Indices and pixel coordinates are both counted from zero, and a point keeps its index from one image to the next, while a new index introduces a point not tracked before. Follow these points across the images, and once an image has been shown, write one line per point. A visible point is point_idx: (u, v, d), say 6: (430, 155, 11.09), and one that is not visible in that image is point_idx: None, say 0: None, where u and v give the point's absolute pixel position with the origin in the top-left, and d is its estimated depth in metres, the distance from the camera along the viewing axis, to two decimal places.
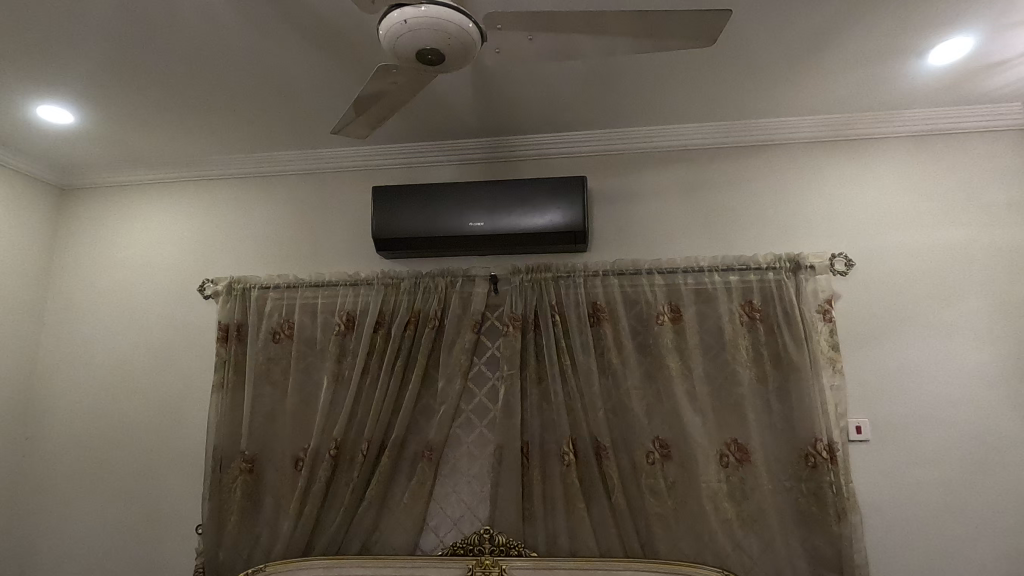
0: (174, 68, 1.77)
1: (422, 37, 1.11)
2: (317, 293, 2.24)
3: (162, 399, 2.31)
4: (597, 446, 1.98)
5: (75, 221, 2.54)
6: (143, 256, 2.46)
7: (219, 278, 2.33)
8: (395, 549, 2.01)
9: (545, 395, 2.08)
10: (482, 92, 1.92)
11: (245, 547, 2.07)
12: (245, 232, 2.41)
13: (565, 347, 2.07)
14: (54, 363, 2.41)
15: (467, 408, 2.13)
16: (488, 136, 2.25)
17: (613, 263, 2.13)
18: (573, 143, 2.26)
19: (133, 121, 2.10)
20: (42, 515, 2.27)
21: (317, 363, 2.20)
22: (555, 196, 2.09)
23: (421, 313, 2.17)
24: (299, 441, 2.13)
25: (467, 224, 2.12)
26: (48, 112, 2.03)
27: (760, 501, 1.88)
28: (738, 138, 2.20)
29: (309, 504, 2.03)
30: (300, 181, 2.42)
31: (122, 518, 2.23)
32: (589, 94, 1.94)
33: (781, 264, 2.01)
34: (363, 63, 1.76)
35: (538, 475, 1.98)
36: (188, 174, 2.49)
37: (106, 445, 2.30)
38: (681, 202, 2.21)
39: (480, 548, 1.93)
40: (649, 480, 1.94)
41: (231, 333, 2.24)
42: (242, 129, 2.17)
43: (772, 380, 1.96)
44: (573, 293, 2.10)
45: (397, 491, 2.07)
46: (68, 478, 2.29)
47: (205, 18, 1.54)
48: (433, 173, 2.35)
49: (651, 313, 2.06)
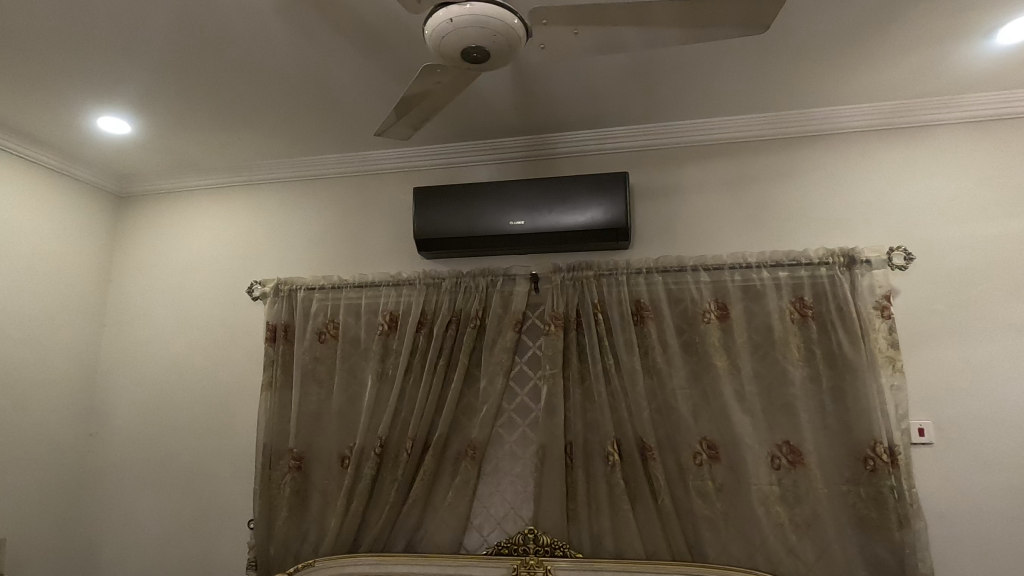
0: (224, 77, 1.83)
1: (467, 36, 1.11)
2: (361, 293, 2.28)
3: (214, 398, 2.38)
4: (642, 446, 1.95)
5: (132, 226, 2.66)
6: (195, 259, 2.55)
7: (267, 280, 2.40)
8: (440, 547, 2.02)
9: (588, 394, 2.06)
10: (522, 91, 1.91)
11: (294, 543, 2.11)
12: (290, 234, 2.47)
13: (608, 346, 2.04)
14: (113, 363, 2.53)
15: (509, 408, 2.13)
16: (527, 135, 2.24)
17: (656, 260, 2.09)
18: (613, 140, 2.23)
19: (185, 129, 2.17)
20: (105, 508, 2.39)
21: (361, 362, 2.23)
22: (596, 193, 2.06)
23: (462, 312, 2.18)
24: (345, 439, 2.17)
25: (508, 222, 2.11)
26: (108, 124, 2.13)
27: (815, 506, 1.81)
28: (786, 129, 2.13)
29: (355, 502, 2.06)
30: (342, 184, 2.47)
31: (179, 510, 2.31)
32: (630, 87, 1.91)
33: (834, 259, 1.93)
34: (404, 67, 1.78)
35: (582, 475, 1.96)
36: (236, 179, 2.56)
37: (162, 442, 2.39)
38: (726, 197, 2.15)
39: (525, 548, 1.92)
40: (697, 481, 1.90)
41: (279, 332, 2.30)
42: (286, 134, 2.22)
43: (826, 379, 1.89)
44: (615, 292, 2.07)
45: (441, 489, 2.09)
46: (128, 473, 2.40)
47: (254, 26, 1.59)
48: (472, 173, 2.35)
49: (696, 311, 2.02)
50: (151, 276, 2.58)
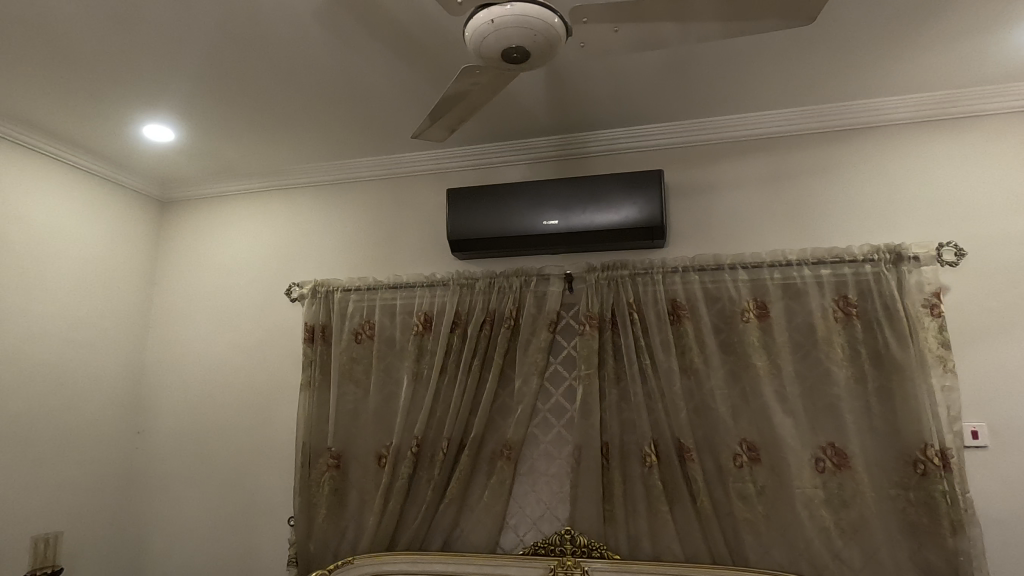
0: (264, 84, 1.87)
1: (507, 36, 1.11)
2: (396, 294, 2.31)
3: (254, 397, 2.44)
4: (680, 447, 1.92)
5: (174, 231, 2.74)
6: (234, 262, 2.61)
7: (304, 282, 2.46)
8: (476, 546, 2.03)
9: (624, 395, 2.04)
10: (555, 91, 1.91)
11: (333, 540, 2.15)
12: (326, 236, 2.52)
13: (645, 346, 2.02)
14: (158, 364, 2.61)
15: (544, 408, 2.12)
16: (559, 134, 2.24)
17: (693, 259, 2.06)
18: (647, 137, 2.21)
19: (225, 136, 2.23)
20: (152, 504, 2.47)
21: (397, 363, 2.25)
22: (631, 192, 2.05)
23: (496, 312, 2.18)
24: (382, 439, 2.19)
25: (542, 222, 2.11)
26: (154, 132, 2.20)
27: (862, 510, 1.76)
28: (826, 123, 2.08)
29: (393, 501, 2.08)
30: (376, 186, 2.50)
31: (222, 507, 2.38)
32: (665, 84, 1.88)
33: (879, 255, 1.88)
34: (438, 70, 1.79)
35: (618, 476, 1.95)
36: (272, 184, 2.62)
37: (205, 440, 2.46)
38: (764, 193, 2.10)
39: (562, 548, 1.92)
40: (737, 484, 1.87)
41: (316, 333, 2.34)
42: (322, 139, 2.26)
43: (872, 380, 1.83)
44: (651, 291, 2.05)
45: (476, 489, 2.09)
46: (173, 470, 2.47)
47: (293, 34, 1.62)
48: (504, 173, 2.36)
49: (734, 311, 1.98)
50: (193, 279, 2.65)
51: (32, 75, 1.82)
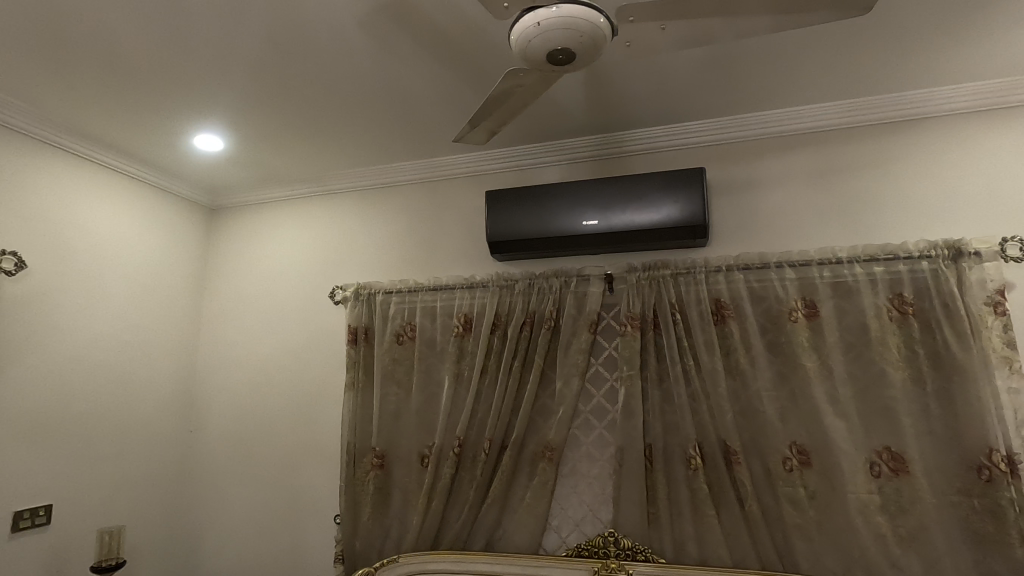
0: (309, 93, 1.92)
1: (553, 38, 1.10)
2: (436, 296, 2.34)
3: (299, 398, 2.51)
4: (727, 450, 1.89)
5: (222, 237, 2.84)
6: (278, 267, 2.69)
7: (347, 285, 2.52)
8: (519, 547, 2.03)
9: (667, 396, 2.01)
10: (595, 91, 1.89)
11: (377, 539, 2.19)
12: (366, 240, 2.57)
13: (688, 347, 1.99)
14: (209, 366, 2.71)
15: (585, 409, 2.11)
16: (598, 134, 2.22)
17: (737, 257, 2.01)
18: (687, 135, 2.17)
19: (271, 144, 2.31)
20: (204, 501, 2.56)
21: (438, 364, 2.28)
22: (672, 190, 2.02)
23: (536, 313, 2.18)
24: (424, 439, 2.22)
25: (581, 223, 2.10)
26: (204, 143, 2.29)
27: (921, 517, 1.69)
28: (877, 115, 2.00)
29: (436, 501, 2.11)
30: (415, 190, 2.53)
31: (271, 504, 2.45)
32: (707, 81, 1.85)
33: (937, 252, 1.80)
34: (478, 74, 1.80)
35: (662, 478, 1.92)
36: (315, 190, 2.69)
37: (253, 440, 2.54)
38: (811, 189, 2.05)
39: (605, 550, 1.91)
40: (787, 488, 1.82)
41: (359, 335, 2.40)
42: (363, 145, 2.31)
43: (931, 382, 1.75)
44: (694, 291, 2.01)
45: (518, 490, 2.10)
46: (224, 468, 2.56)
47: (338, 44, 1.66)
48: (542, 175, 2.36)
49: (781, 310, 1.93)
50: (240, 284, 2.74)
51: (94, 92, 1.92)
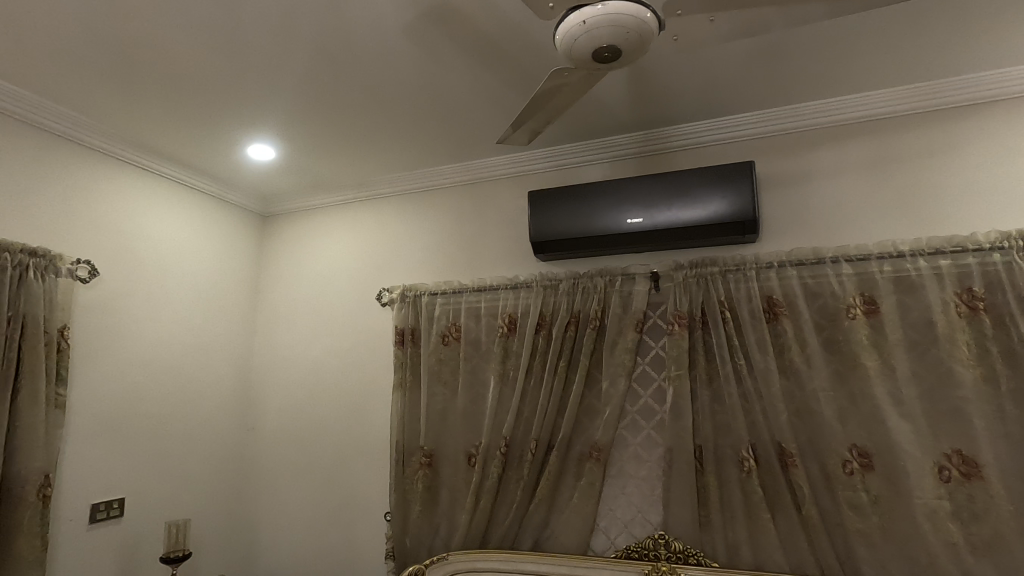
0: (356, 101, 1.97)
1: (600, 35, 1.10)
2: (480, 296, 2.36)
3: (349, 398, 2.58)
4: (782, 452, 1.83)
5: (274, 242, 2.95)
6: (327, 270, 2.77)
7: (394, 287, 2.58)
8: (567, 548, 2.02)
9: (717, 396, 1.96)
10: (638, 87, 1.87)
11: (427, 536, 2.22)
12: (411, 243, 2.61)
13: (739, 346, 1.94)
14: (264, 366, 2.82)
15: (632, 409, 2.09)
16: (641, 131, 2.19)
17: (789, 253, 1.95)
18: (735, 129, 2.12)
19: (319, 152, 2.38)
20: (262, 496, 2.66)
21: (483, 364, 2.30)
22: (719, 186, 1.97)
23: (581, 313, 2.17)
24: (470, 438, 2.24)
25: (626, 221, 2.07)
26: (257, 152, 2.38)
27: (997, 525, 1.59)
28: (939, 100, 1.90)
29: (483, 500, 2.13)
30: (458, 192, 2.56)
31: (324, 501, 2.53)
32: (755, 72, 1.79)
33: (1010, 243, 1.69)
34: (520, 75, 1.81)
35: (714, 480, 1.88)
36: (361, 195, 2.76)
37: (306, 437, 2.62)
38: (868, 180, 1.96)
39: (655, 553, 1.88)
40: (847, 492, 1.75)
41: (406, 336, 2.44)
42: (407, 149, 2.35)
43: (1006, 381, 1.64)
44: (744, 288, 1.96)
45: (565, 490, 2.09)
46: (279, 464, 2.66)
47: (384, 52, 1.70)
48: (584, 173, 2.34)
49: (838, 307, 1.85)
50: (291, 287, 2.84)
51: (157, 107, 2.03)
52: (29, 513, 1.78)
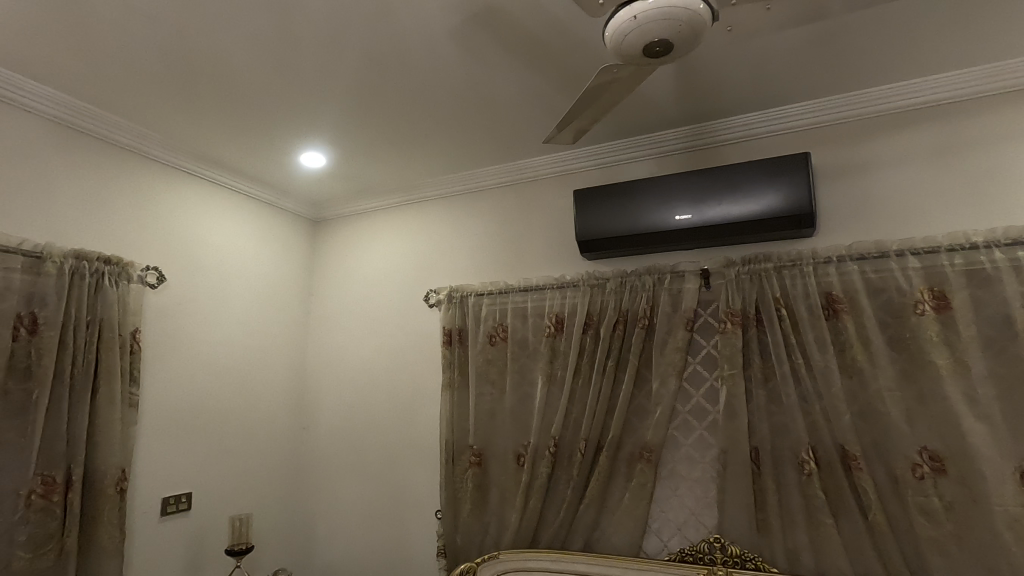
0: (403, 105, 2.01)
1: (651, 30, 1.08)
2: (527, 296, 2.36)
3: (400, 397, 2.63)
4: (845, 454, 1.75)
5: (325, 247, 3.04)
6: (376, 272, 2.84)
7: (441, 288, 2.61)
8: (619, 549, 2.00)
9: (774, 396, 1.90)
10: (686, 81, 1.83)
11: (477, 535, 2.24)
12: (457, 244, 2.64)
13: (796, 344, 1.88)
14: (317, 367, 2.91)
15: (684, 409, 2.05)
16: (688, 125, 2.15)
17: (850, 246, 1.87)
18: (788, 120, 2.05)
19: (367, 157, 2.44)
20: (318, 493, 2.75)
21: (531, 364, 2.30)
22: (773, 178, 1.90)
23: (630, 312, 2.15)
24: (519, 438, 2.25)
25: (674, 217, 2.04)
26: (309, 160, 2.46)
27: None
28: (1014, 80, 1.78)
29: (533, 500, 2.13)
30: (502, 193, 2.58)
31: (376, 498, 2.59)
32: (810, 60, 1.73)
33: None
34: (565, 74, 1.80)
35: (772, 483, 1.82)
36: (407, 199, 2.81)
37: (359, 435, 2.69)
38: (934, 168, 1.86)
39: (711, 557, 1.83)
40: (918, 497, 1.66)
41: (454, 337, 2.48)
42: (452, 152, 2.38)
43: None
44: (801, 285, 1.89)
45: (615, 491, 2.07)
46: (333, 462, 2.74)
47: (430, 57, 1.72)
48: (630, 171, 2.32)
49: (905, 302, 1.76)
50: (342, 290, 2.92)
51: (217, 119, 2.12)
52: (108, 505, 1.89)
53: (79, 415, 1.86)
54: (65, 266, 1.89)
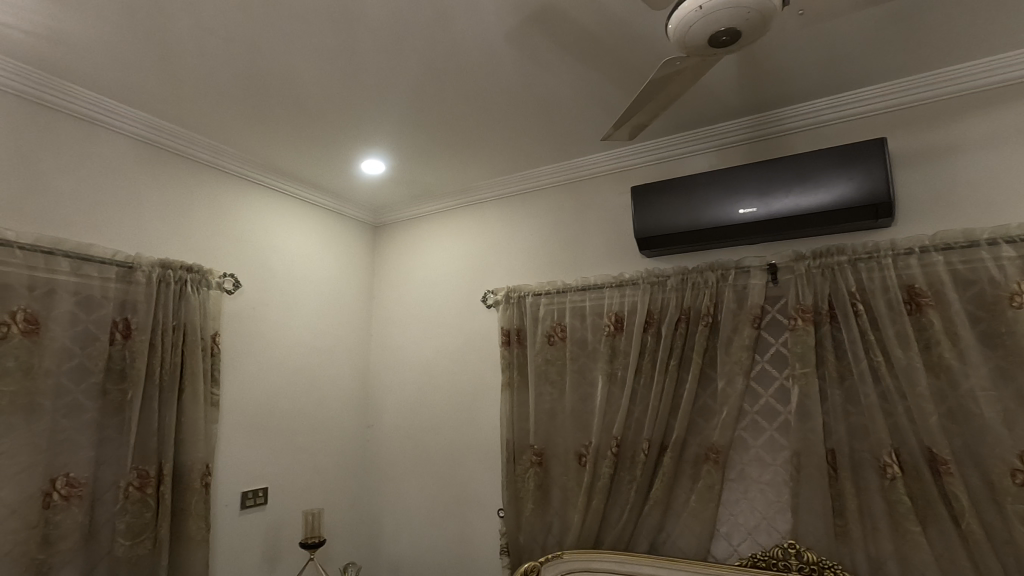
0: (459, 110, 2.04)
1: (717, 19, 1.05)
2: (585, 295, 2.35)
3: (460, 396, 2.68)
4: (933, 458, 1.64)
5: (386, 251, 3.14)
6: (435, 274, 2.90)
7: (498, 289, 2.64)
8: (685, 553, 1.95)
9: (851, 396, 1.81)
10: (750, 69, 1.77)
11: (540, 534, 2.24)
12: (514, 244, 2.66)
13: (875, 341, 1.78)
14: (380, 367, 3.00)
15: (752, 410, 1.98)
16: (751, 115, 2.07)
17: (934, 236, 1.75)
18: (860, 105, 1.94)
19: (424, 162, 2.49)
20: (383, 489, 2.84)
21: (590, 364, 2.29)
22: (846, 167, 1.81)
23: (692, 310, 2.10)
24: (580, 438, 2.24)
25: (738, 211, 1.97)
26: (370, 167, 2.55)
27: None
28: None
29: (596, 500, 2.11)
30: (558, 193, 2.58)
31: (440, 495, 2.64)
32: (886, 39, 1.63)
33: None
34: (622, 69, 1.78)
35: (851, 487, 1.73)
36: (463, 201, 2.86)
37: (421, 434, 2.76)
38: None
39: (786, 563, 1.76)
40: (1019, 506, 1.53)
41: (512, 336, 2.50)
42: (507, 153, 2.40)
43: None
44: (879, 278, 1.79)
45: (681, 493, 2.02)
46: (397, 460, 2.82)
47: (487, 61, 1.74)
48: (690, 165, 2.26)
49: (998, 295, 1.63)
50: (402, 292, 3.00)
51: (284, 131, 2.23)
52: (195, 498, 2.02)
53: (169, 413, 2.00)
54: (153, 274, 2.03)
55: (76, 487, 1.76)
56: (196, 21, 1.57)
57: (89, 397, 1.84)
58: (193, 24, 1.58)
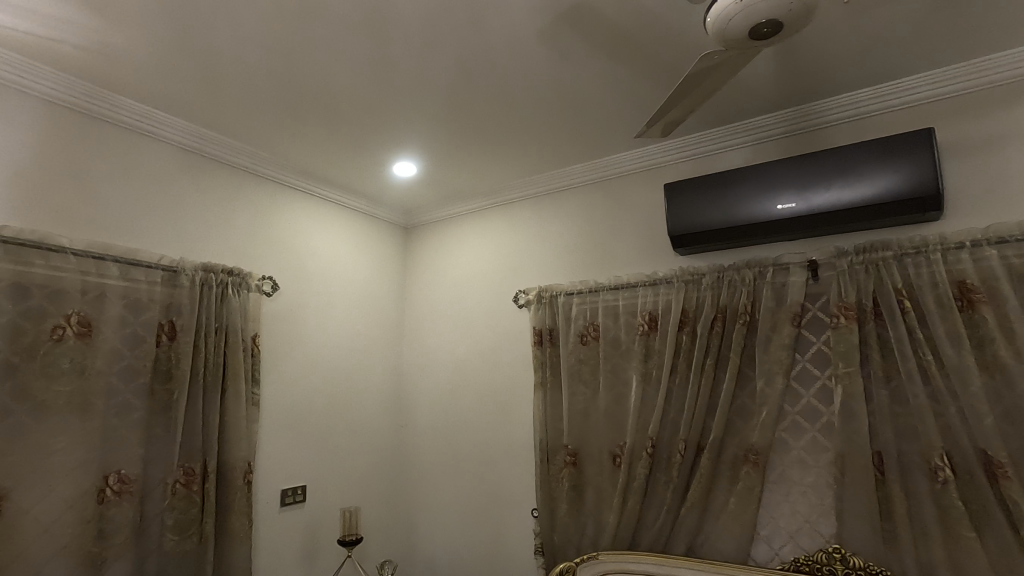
0: (490, 110, 2.05)
1: (758, 11, 1.03)
2: (617, 295, 2.33)
3: (493, 396, 2.69)
4: (988, 461, 1.58)
5: (417, 252, 3.17)
6: (466, 275, 2.92)
7: (529, 289, 2.64)
8: (724, 556, 1.92)
9: (898, 396, 1.74)
10: (789, 61, 1.72)
11: (575, 535, 2.23)
12: (544, 244, 2.66)
13: (923, 339, 1.71)
14: (412, 367, 3.04)
15: (793, 410, 1.93)
16: (788, 108, 2.02)
17: (986, 229, 1.67)
18: (905, 94, 1.88)
19: (455, 163, 2.51)
20: (417, 488, 2.87)
21: (624, 363, 2.27)
22: (891, 159, 1.74)
23: (729, 308, 2.05)
24: (614, 438, 2.22)
25: (776, 207, 1.92)
26: (402, 169, 2.58)
27: None
28: None
29: (631, 502, 2.09)
30: (589, 192, 2.56)
31: (473, 495, 2.66)
32: (934, 25, 1.57)
33: None
34: (656, 65, 1.75)
35: (899, 491, 1.67)
36: (494, 202, 2.87)
37: (454, 433, 2.78)
38: None
39: (831, 568, 1.72)
40: None
41: (544, 336, 2.49)
42: (537, 153, 2.40)
43: None
44: (927, 274, 1.72)
45: (719, 495, 1.99)
46: (431, 459, 2.84)
47: (519, 60, 1.74)
48: (725, 161, 2.22)
49: None
50: (434, 292, 3.03)
51: (320, 137, 2.28)
52: (237, 494, 2.08)
53: (213, 412, 2.06)
54: (195, 277, 2.09)
55: (127, 483, 1.83)
56: (236, 31, 1.61)
57: (138, 396, 1.91)
58: (233, 34, 1.62)
